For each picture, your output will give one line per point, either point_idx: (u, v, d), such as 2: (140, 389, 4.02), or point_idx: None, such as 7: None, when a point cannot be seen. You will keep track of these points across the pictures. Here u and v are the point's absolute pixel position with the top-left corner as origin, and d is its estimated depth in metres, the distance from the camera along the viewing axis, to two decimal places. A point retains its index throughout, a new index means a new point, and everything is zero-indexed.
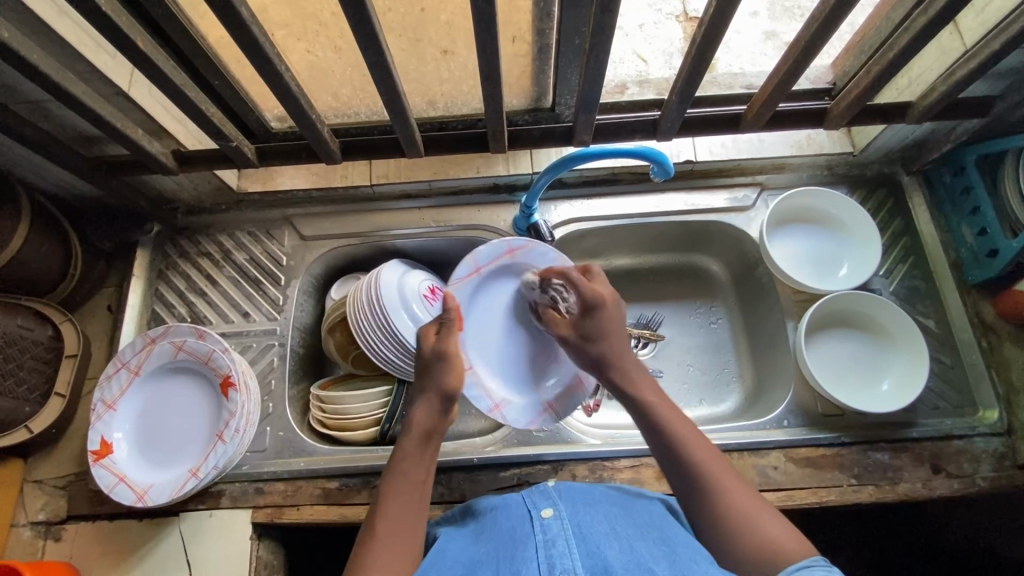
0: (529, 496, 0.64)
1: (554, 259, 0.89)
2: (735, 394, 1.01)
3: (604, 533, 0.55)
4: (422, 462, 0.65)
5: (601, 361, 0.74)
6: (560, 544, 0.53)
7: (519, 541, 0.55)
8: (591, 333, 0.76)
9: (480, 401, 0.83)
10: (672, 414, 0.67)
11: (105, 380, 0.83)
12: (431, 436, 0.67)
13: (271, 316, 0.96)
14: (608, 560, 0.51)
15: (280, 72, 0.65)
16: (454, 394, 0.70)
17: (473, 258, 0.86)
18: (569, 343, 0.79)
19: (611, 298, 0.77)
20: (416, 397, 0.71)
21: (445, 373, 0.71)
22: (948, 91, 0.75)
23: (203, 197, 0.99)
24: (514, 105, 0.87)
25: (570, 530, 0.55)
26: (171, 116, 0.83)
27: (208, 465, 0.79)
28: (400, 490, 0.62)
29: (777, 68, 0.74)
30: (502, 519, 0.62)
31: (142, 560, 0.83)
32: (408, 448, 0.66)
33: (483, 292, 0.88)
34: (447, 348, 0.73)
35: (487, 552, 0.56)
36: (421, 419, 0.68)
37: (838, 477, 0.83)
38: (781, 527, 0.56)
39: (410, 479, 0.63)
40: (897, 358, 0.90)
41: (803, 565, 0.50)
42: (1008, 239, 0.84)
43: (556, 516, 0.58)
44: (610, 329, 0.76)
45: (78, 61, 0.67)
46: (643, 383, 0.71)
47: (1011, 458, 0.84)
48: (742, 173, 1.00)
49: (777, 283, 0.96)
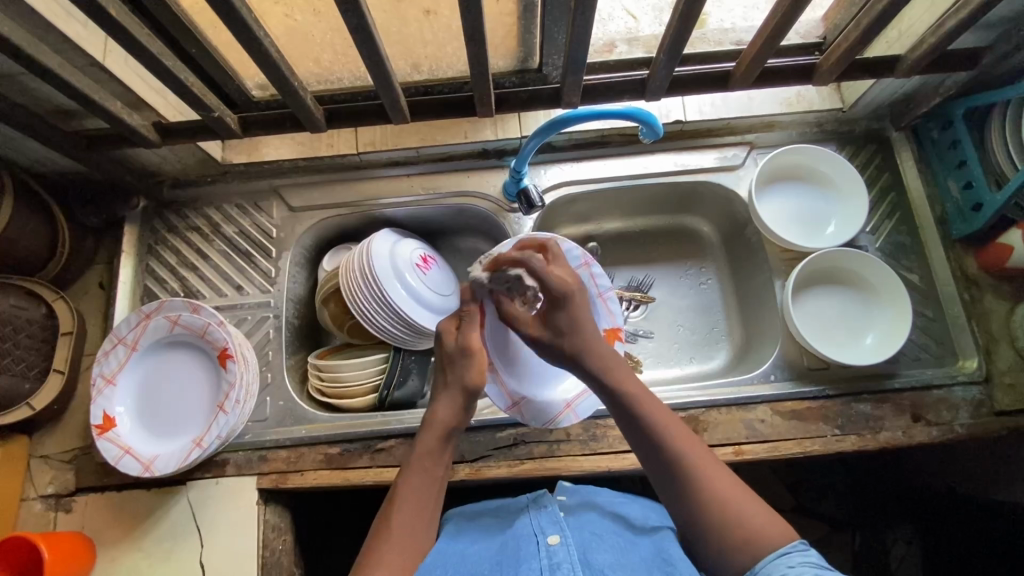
0: (537, 517, 0.68)
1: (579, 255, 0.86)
2: (724, 352, 1.04)
3: (608, 562, 0.61)
4: (440, 459, 0.68)
5: (572, 353, 0.71)
6: (565, 568, 0.59)
7: (524, 562, 0.61)
8: (563, 325, 0.72)
9: (497, 398, 0.84)
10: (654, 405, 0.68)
11: (103, 356, 0.84)
12: (450, 433, 0.69)
13: (265, 288, 0.97)
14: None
15: (258, 38, 0.63)
16: (477, 392, 0.71)
17: (506, 253, 0.81)
18: (538, 343, 0.73)
19: (574, 286, 0.73)
20: (439, 389, 0.72)
21: (468, 370, 0.71)
22: (937, 43, 0.75)
23: (189, 169, 0.98)
24: (500, 66, 0.86)
25: (577, 558, 0.61)
26: (150, 88, 0.81)
27: (211, 435, 0.80)
28: (415, 491, 0.65)
29: (765, 23, 0.73)
30: (509, 540, 0.66)
31: (154, 527, 0.86)
32: (429, 444, 0.68)
33: None
34: (472, 344, 0.71)
35: (491, 567, 0.62)
36: (445, 414, 0.70)
37: (822, 428, 0.86)
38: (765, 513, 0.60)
39: (429, 476, 0.66)
40: (882, 312, 0.92)
41: (780, 554, 0.56)
42: (992, 191, 0.86)
43: (562, 543, 0.63)
44: (581, 320, 0.72)
45: (49, 32, 0.65)
46: (620, 372, 0.70)
47: (989, 405, 0.87)
48: (731, 132, 1.00)
49: (765, 242, 0.97)
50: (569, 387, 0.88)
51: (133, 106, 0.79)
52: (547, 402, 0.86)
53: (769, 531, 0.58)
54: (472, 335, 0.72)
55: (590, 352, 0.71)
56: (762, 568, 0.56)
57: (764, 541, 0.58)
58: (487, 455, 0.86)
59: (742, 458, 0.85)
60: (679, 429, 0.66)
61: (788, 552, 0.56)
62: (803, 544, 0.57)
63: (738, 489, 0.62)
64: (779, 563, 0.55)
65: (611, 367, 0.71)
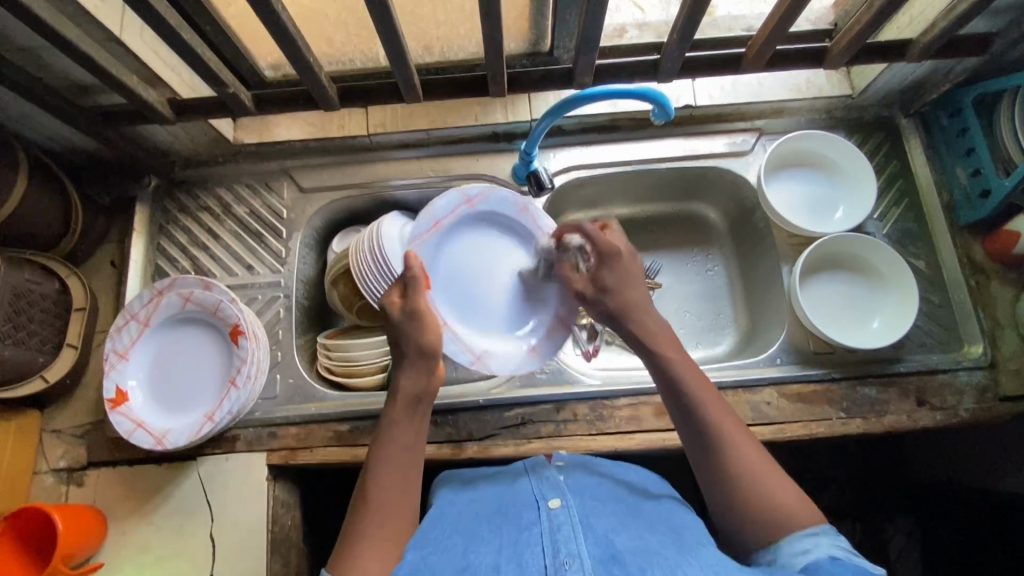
0: (539, 483, 0.69)
1: (514, 200, 0.90)
2: (729, 337, 1.04)
3: (610, 524, 0.61)
4: (411, 426, 0.68)
5: (619, 311, 0.74)
6: (565, 530, 0.59)
7: (526, 526, 0.61)
8: (612, 284, 0.75)
9: (461, 355, 0.83)
10: (693, 375, 0.69)
11: (116, 331, 0.85)
12: (419, 401, 0.70)
13: (275, 268, 0.97)
14: (617, 549, 0.57)
15: (277, 10, 0.64)
16: (431, 354, 0.71)
17: (429, 212, 0.85)
18: (586, 301, 0.77)
19: (626, 252, 0.77)
20: (399, 364, 0.72)
21: (419, 333, 0.72)
22: (948, 27, 0.75)
23: (200, 149, 0.98)
24: (511, 49, 0.86)
25: (579, 521, 0.61)
26: (165, 64, 0.81)
27: (223, 410, 0.81)
28: (389, 458, 0.66)
29: (777, 5, 0.73)
30: (512, 501, 0.67)
31: (165, 501, 0.87)
32: (396, 413, 0.69)
33: (446, 242, 0.87)
34: (418, 306, 0.72)
35: (491, 527, 0.62)
36: (409, 384, 0.70)
37: (827, 411, 0.87)
38: (794, 496, 0.61)
39: (401, 444, 0.67)
40: (889, 296, 0.93)
41: (808, 535, 0.57)
42: (1000, 178, 0.86)
43: (563, 506, 0.63)
44: (627, 281, 0.76)
45: (67, 5, 0.65)
46: (663, 339, 0.72)
47: (994, 390, 0.88)
48: (740, 118, 1.00)
49: (772, 227, 0.98)
50: (528, 334, 0.90)
51: (147, 83, 0.80)
52: (509, 352, 0.87)
53: (793, 508, 0.60)
54: (418, 299, 0.73)
55: (637, 319, 0.73)
56: (787, 548, 0.57)
57: (793, 522, 0.59)
58: (495, 434, 0.87)
59: None
60: (717, 401, 0.67)
61: (818, 534, 0.57)
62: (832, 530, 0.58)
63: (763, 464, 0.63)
64: (806, 542, 0.56)
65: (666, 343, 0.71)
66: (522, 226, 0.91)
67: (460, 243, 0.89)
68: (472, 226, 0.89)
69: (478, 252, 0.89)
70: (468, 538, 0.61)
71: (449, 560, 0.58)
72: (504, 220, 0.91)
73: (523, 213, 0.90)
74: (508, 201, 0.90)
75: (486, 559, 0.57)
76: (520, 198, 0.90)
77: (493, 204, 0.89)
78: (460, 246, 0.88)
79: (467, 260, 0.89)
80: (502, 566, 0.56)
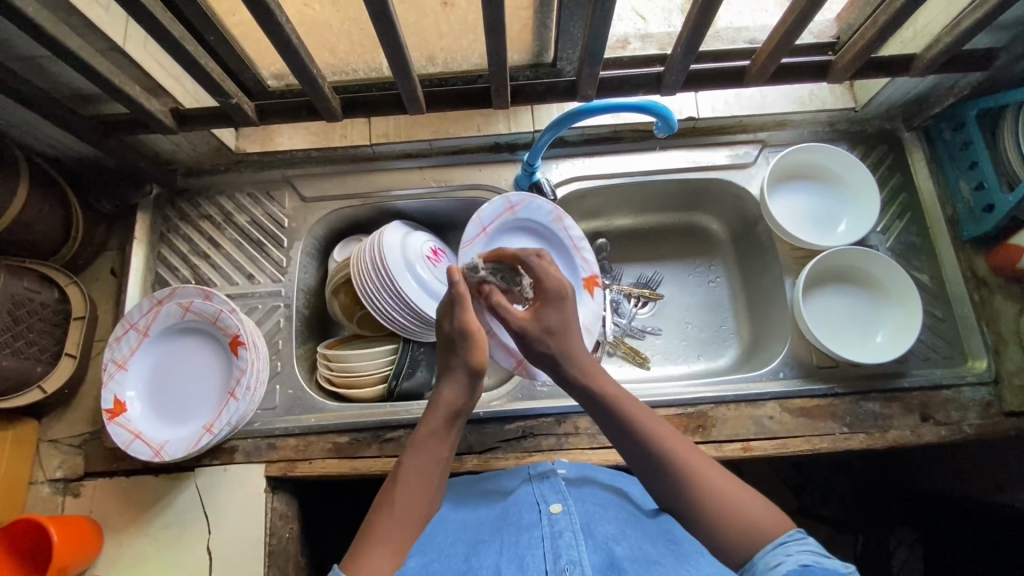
0: (539, 486, 0.71)
1: (551, 210, 0.93)
2: (732, 349, 1.04)
3: (610, 533, 0.64)
4: (445, 439, 0.67)
5: (559, 353, 0.73)
6: (567, 536, 0.61)
7: (527, 530, 0.63)
8: (555, 323, 0.74)
9: (504, 358, 0.88)
10: (633, 406, 0.68)
11: (115, 340, 0.84)
12: (455, 416, 0.69)
13: (276, 277, 0.97)
14: (617, 556, 0.61)
15: (280, 23, 0.64)
16: (480, 371, 0.70)
17: (477, 218, 0.90)
18: (525, 336, 0.75)
19: (568, 284, 0.77)
20: (443, 374, 0.71)
21: (470, 351, 0.70)
22: (953, 43, 0.75)
23: (202, 157, 0.98)
24: (514, 60, 0.86)
25: (579, 527, 0.63)
26: (167, 73, 0.81)
27: (222, 421, 0.80)
28: (417, 469, 0.64)
29: (782, 19, 0.73)
30: (513, 506, 0.69)
31: (162, 513, 0.86)
32: (434, 425, 0.67)
33: (491, 248, 0.92)
34: (470, 324, 0.71)
35: (491, 533, 0.66)
36: (450, 397, 0.69)
37: (830, 425, 0.87)
38: (763, 509, 0.58)
39: (433, 456, 0.66)
40: (891, 310, 0.92)
41: (778, 544, 0.54)
42: (1004, 192, 0.86)
43: (564, 511, 0.65)
44: (568, 320, 0.75)
45: (71, 15, 0.65)
46: (598, 374, 0.71)
47: (998, 406, 0.87)
48: (743, 130, 1.00)
49: (775, 240, 0.97)
50: None
51: (150, 92, 0.80)
52: None
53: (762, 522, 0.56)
54: (468, 315, 0.71)
55: (575, 360, 0.73)
56: (761, 560, 0.53)
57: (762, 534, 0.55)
58: (496, 447, 0.86)
59: (750, 454, 0.85)
60: (665, 428, 0.66)
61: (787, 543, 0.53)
62: (800, 532, 0.55)
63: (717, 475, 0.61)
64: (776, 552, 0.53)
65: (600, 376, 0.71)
66: (556, 235, 0.95)
67: (504, 249, 0.93)
68: (514, 233, 0.94)
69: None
70: (470, 545, 0.64)
71: (450, 565, 0.62)
72: (541, 229, 0.95)
73: (558, 223, 0.94)
74: (546, 210, 0.93)
75: (487, 562, 0.61)
76: (557, 208, 0.93)
77: (532, 213, 0.93)
78: None
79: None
80: (503, 569, 0.59)
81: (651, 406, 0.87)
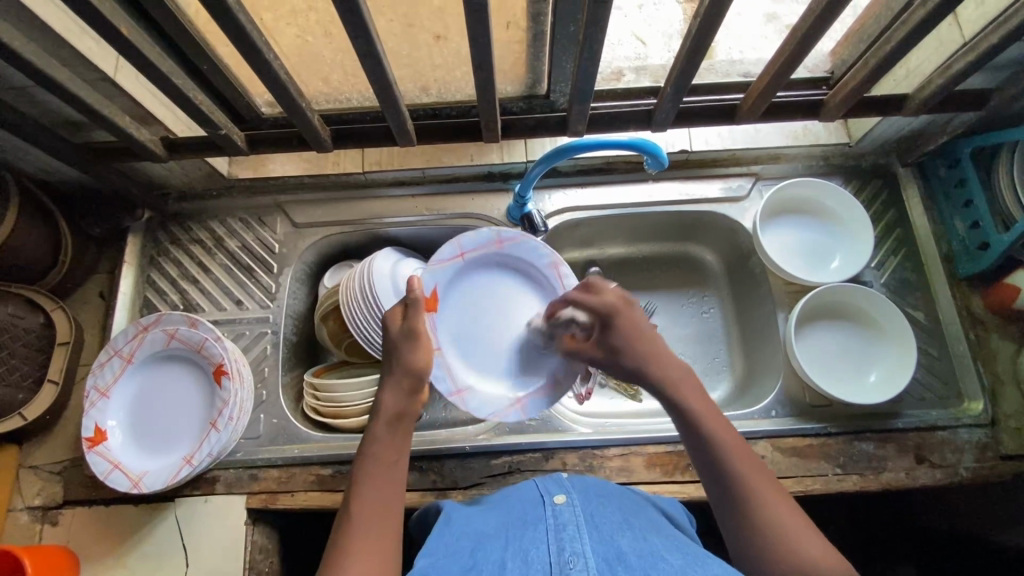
0: (544, 483, 0.66)
1: (546, 255, 0.88)
2: (724, 383, 1.02)
3: (615, 523, 0.57)
4: (393, 442, 0.64)
5: (636, 373, 0.70)
6: (570, 528, 0.55)
7: (533, 523, 0.57)
8: (621, 344, 0.72)
9: (442, 384, 0.81)
10: (717, 423, 0.64)
11: (98, 367, 0.83)
12: (400, 417, 0.66)
13: (264, 304, 0.96)
14: (621, 548, 0.52)
15: (268, 60, 0.64)
16: (421, 374, 0.69)
17: (458, 242, 0.85)
18: (602, 365, 0.75)
19: (620, 305, 0.74)
20: (383, 380, 0.69)
21: (412, 353, 0.69)
22: (944, 84, 0.74)
23: (194, 182, 0.98)
24: (507, 91, 0.86)
25: (582, 517, 0.57)
26: (159, 102, 0.81)
27: (202, 453, 0.79)
28: (374, 475, 0.61)
29: (773, 59, 0.73)
30: (516, 502, 0.64)
31: (140, 544, 0.84)
32: (377, 431, 0.65)
33: (464, 277, 0.87)
34: (418, 327, 0.71)
35: (499, 528, 0.59)
36: (391, 402, 0.66)
37: (823, 466, 0.85)
38: (822, 546, 0.55)
39: (382, 459, 0.62)
40: (885, 349, 0.91)
41: None
42: (999, 232, 0.85)
43: (568, 503, 0.60)
44: (640, 334, 0.72)
45: (61, 48, 0.66)
46: (684, 384, 0.67)
47: (994, 448, 0.85)
48: (736, 163, 0.99)
49: (768, 273, 0.97)
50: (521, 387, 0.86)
51: (141, 120, 0.80)
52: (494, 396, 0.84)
53: (818, 558, 0.54)
54: (418, 319, 0.71)
55: (657, 363, 0.70)
56: None
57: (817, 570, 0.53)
58: (480, 483, 0.85)
59: None
60: (744, 454, 0.62)
61: None
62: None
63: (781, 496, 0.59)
64: None
65: (688, 387, 0.67)
66: (548, 282, 0.90)
67: (480, 282, 0.88)
68: (496, 268, 0.89)
69: (490, 294, 0.89)
70: (476, 541, 0.58)
71: (456, 560, 0.54)
72: (532, 271, 0.90)
73: (553, 269, 0.89)
74: (539, 253, 0.88)
75: (491, 556, 0.53)
76: (553, 254, 0.88)
77: (523, 253, 0.88)
78: (478, 287, 0.88)
79: (480, 301, 0.88)
80: (507, 562, 0.51)
81: (639, 443, 0.86)
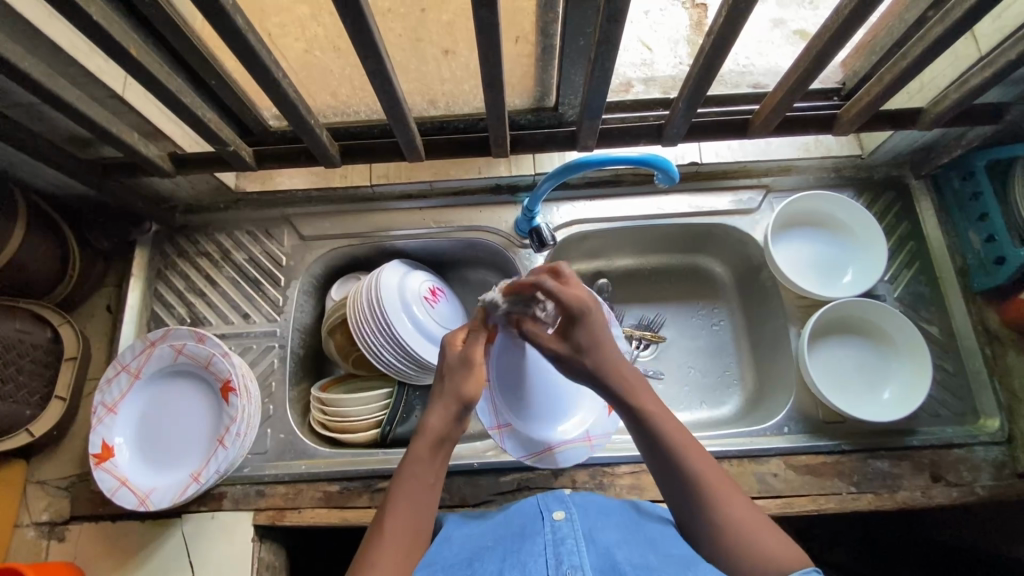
0: (544, 497, 0.65)
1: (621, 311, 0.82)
2: (735, 398, 1.01)
3: (613, 538, 0.58)
4: (432, 465, 0.63)
5: (597, 372, 0.68)
6: (569, 544, 0.55)
7: (530, 537, 0.58)
8: (585, 342, 0.69)
9: (484, 416, 0.82)
10: (670, 422, 0.65)
11: (105, 383, 0.83)
12: (443, 441, 0.64)
13: (271, 317, 0.96)
14: (617, 560, 0.53)
15: (277, 79, 0.64)
16: (471, 405, 0.66)
17: None
18: (557, 358, 0.70)
19: (590, 302, 0.69)
20: (431, 399, 0.67)
21: (467, 381, 0.67)
22: (960, 100, 0.73)
23: (202, 196, 0.98)
24: (516, 104, 0.85)
25: (581, 532, 0.57)
26: (167, 117, 0.81)
27: (210, 470, 0.79)
28: (409, 494, 0.60)
29: (787, 75, 0.72)
30: (516, 516, 0.64)
31: (146, 561, 0.84)
32: (419, 451, 0.63)
33: None
34: (475, 356, 0.68)
35: (496, 540, 0.60)
36: (437, 423, 0.64)
37: (837, 485, 0.83)
38: (778, 540, 0.56)
39: (421, 483, 0.61)
40: (899, 365, 0.90)
41: None
42: (1015, 246, 0.84)
43: (567, 518, 0.59)
44: (601, 334, 0.69)
45: (70, 66, 0.66)
46: (641, 388, 0.67)
47: (1011, 466, 0.84)
48: (747, 175, 0.98)
49: (781, 288, 0.96)
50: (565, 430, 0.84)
51: (149, 136, 0.80)
52: (535, 436, 0.83)
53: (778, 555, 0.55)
54: (477, 349, 0.69)
55: (616, 371, 0.68)
56: None
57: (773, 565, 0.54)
58: (489, 500, 0.84)
59: None
60: (695, 451, 0.63)
61: None
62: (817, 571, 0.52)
63: (754, 518, 0.58)
64: None
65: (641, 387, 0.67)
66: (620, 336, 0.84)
67: None
68: None
69: None
70: (473, 553, 0.58)
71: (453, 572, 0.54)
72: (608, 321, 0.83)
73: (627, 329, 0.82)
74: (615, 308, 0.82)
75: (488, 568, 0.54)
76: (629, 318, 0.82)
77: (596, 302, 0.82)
78: None
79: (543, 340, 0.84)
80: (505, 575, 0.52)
81: None
